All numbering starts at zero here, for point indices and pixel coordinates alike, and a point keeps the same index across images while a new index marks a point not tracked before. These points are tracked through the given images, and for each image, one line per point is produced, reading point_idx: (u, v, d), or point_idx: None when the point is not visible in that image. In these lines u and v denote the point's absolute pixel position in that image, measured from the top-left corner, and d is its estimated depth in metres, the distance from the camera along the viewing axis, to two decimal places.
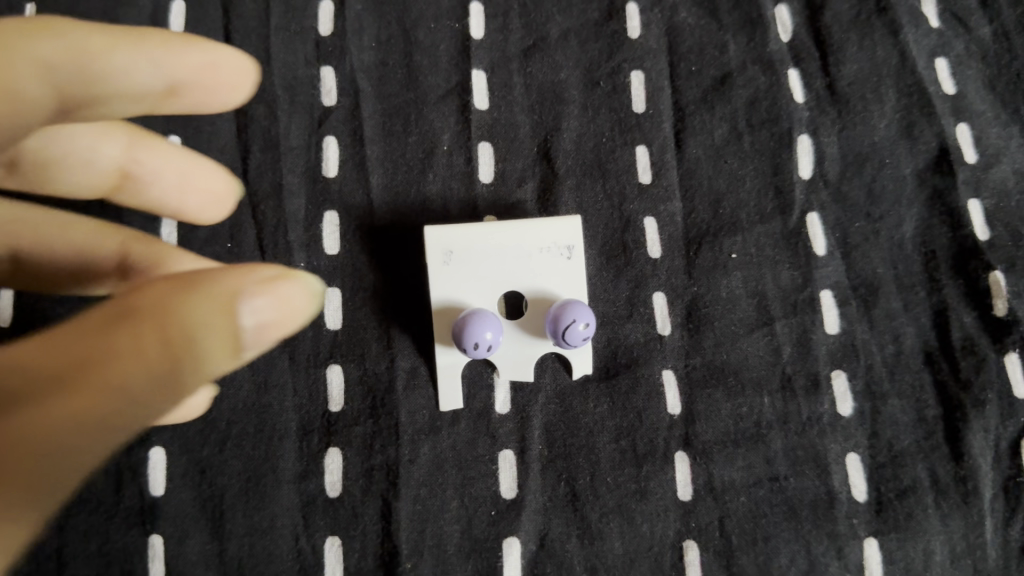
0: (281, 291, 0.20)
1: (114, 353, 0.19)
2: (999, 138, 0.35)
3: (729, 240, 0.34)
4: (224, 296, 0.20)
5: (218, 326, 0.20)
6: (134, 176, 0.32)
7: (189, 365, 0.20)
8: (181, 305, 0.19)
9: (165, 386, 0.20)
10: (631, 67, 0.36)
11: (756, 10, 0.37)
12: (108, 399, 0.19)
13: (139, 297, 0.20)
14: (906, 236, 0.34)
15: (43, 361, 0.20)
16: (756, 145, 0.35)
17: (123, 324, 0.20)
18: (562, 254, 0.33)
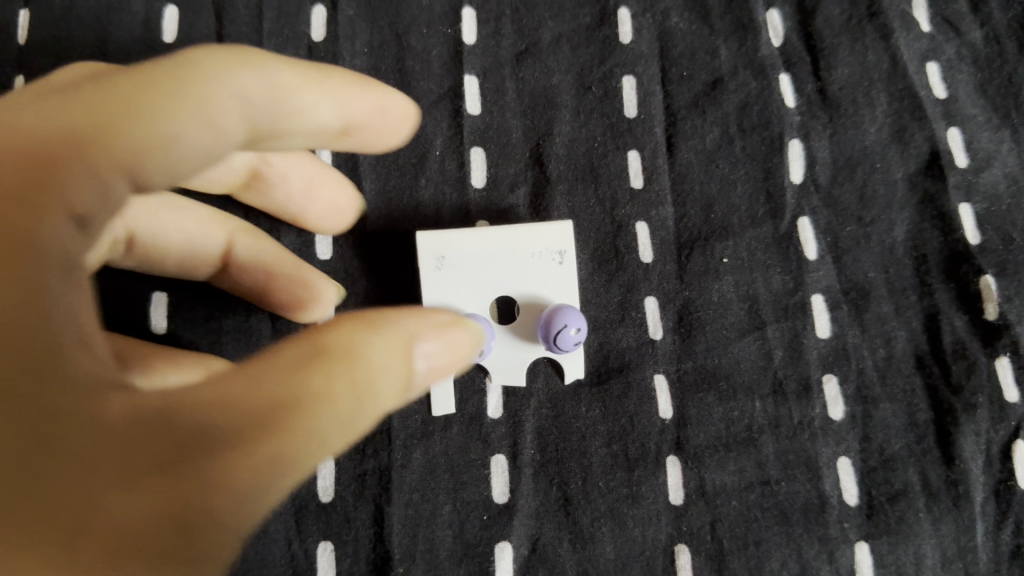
0: (456, 335, 0.24)
1: (310, 386, 0.20)
2: (990, 143, 0.35)
3: (720, 244, 0.34)
4: (406, 337, 0.22)
5: (399, 363, 0.22)
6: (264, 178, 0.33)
7: (370, 401, 0.21)
8: (366, 347, 0.21)
9: (346, 421, 0.21)
10: (623, 72, 0.36)
11: (747, 15, 0.37)
12: (307, 442, 0.20)
13: (324, 337, 0.21)
14: (897, 240, 0.34)
15: (221, 417, 0.20)
16: (748, 150, 0.35)
17: (316, 360, 0.20)
18: (554, 259, 0.33)
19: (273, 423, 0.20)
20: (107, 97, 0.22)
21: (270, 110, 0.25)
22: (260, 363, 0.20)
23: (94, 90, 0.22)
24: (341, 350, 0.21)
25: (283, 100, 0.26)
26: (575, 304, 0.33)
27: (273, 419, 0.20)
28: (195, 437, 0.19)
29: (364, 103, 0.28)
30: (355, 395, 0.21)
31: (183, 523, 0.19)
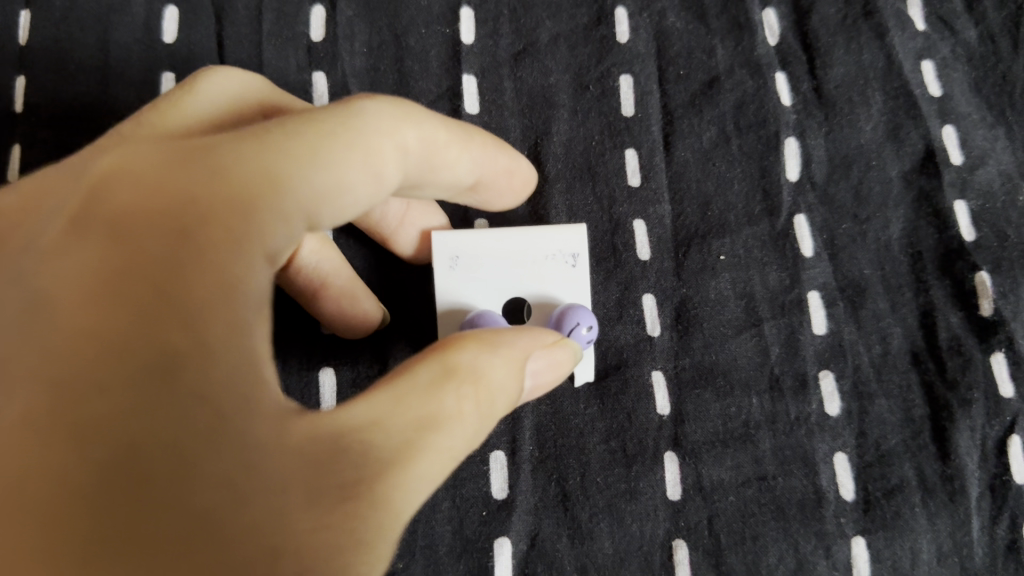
0: (559, 354, 0.26)
1: (449, 406, 0.22)
2: (985, 141, 0.36)
3: (717, 242, 0.34)
4: (520, 355, 0.25)
5: (514, 380, 0.24)
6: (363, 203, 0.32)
7: (489, 416, 0.23)
8: (490, 365, 0.23)
9: (474, 436, 0.23)
10: (620, 71, 0.37)
11: (743, 14, 0.37)
12: (445, 455, 0.22)
13: (454, 358, 0.23)
14: (893, 237, 0.34)
15: (381, 439, 0.22)
16: (744, 148, 0.35)
17: (450, 381, 0.23)
18: (567, 262, 0.33)
19: (419, 440, 0.22)
20: (285, 145, 0.24)
21: (422, 165, 0.28)
22: (402, 383, 0.22)
23: (258, 137, 0.24)
24: (468, 371, 0.23)
25: (432, 150, 0.28)
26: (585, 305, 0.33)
27: (420, 437, 0.22)
28: (360, 455, 0.21)
29: (497, 166, 0.31)
30: (481, 412, 0.23)
31: (352, 540, 0.21)
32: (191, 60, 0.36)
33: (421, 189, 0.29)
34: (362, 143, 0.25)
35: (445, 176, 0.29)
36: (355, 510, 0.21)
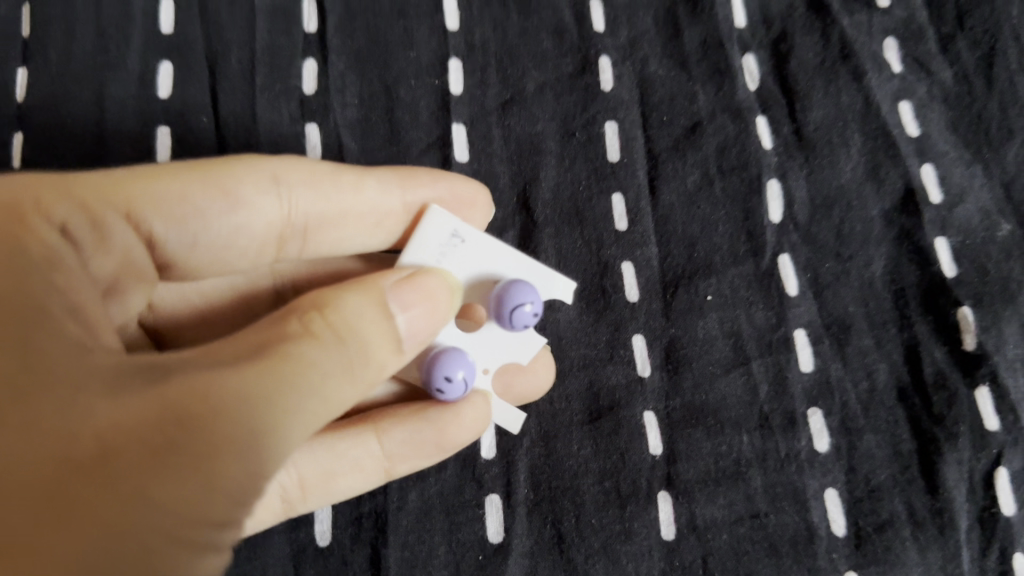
0: (425, 283, 0.28)
1: (290, 327, 0.25)
2: (963, 178, 0.36)
3: (704, 282, 0.35)
4: (378, 290, 0.27)
5: (384, 321, 0.27)
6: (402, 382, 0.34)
7: (352, 344, 0.26)
8: (339, 295, 0.26)
9: (331, 353, 0.25)
10: (605, 118, 0.38)
11: (724, 61, 0.38)
12: (301, 370, 0.25)
13: (301, 299, 0.26)
14: (876, 274, 0.35)
15: (219, 356, 0.24)
16: (727, 191, 0.36)
17: (288, 315, 0.26)
18: (453, 243, 0.31)
19: (261, 355, 0.24)
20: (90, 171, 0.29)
21: (298, 171, 0.32)
22: (248, 328, 0.26)
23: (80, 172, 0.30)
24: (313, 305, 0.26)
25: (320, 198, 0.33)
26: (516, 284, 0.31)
27: (258, 351, 0.25)
28: (189, 366, 0.24)
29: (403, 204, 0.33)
30: (338, 342, 0.25)
31: (189, 422, 0.23)
32: (185, 114, 0.37)
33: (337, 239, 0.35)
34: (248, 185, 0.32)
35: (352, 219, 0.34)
36: (190, 406, 0.23)
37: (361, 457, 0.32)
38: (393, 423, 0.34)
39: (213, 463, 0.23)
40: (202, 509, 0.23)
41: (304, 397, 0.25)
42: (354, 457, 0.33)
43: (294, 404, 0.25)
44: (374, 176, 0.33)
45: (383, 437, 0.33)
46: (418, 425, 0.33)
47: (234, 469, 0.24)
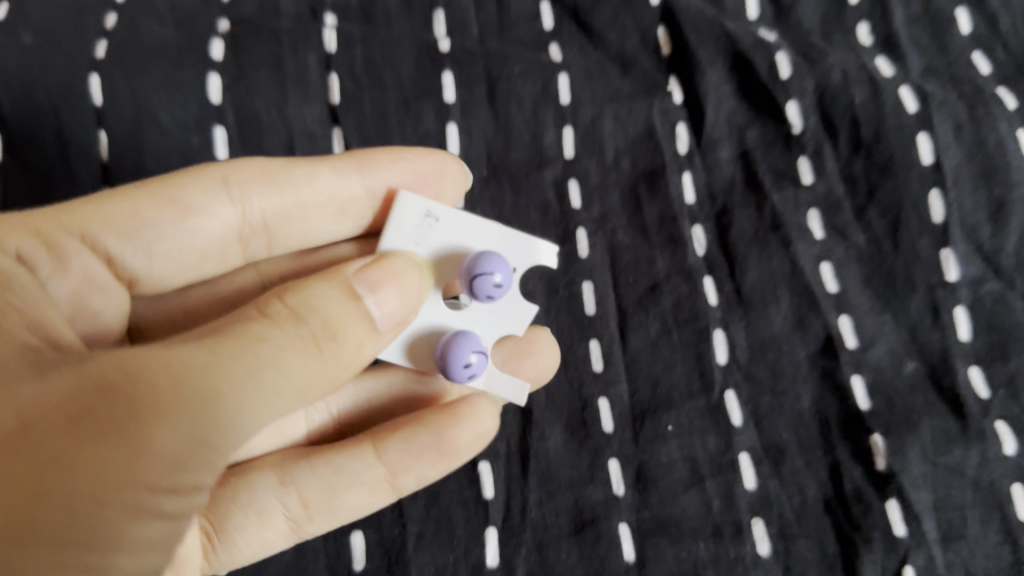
0: (390, 264, 0.36)
1: (255, 315, 0.33)
2: (875, 325, 0.44)
3: (665, 415, 0.43)
4: (345, 280, 0.35)
5: (346, 305, 0.34)
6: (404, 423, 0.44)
7: (315, 321, 0.33)
8: (305, 286, 0.34)
9: (294, 328, 0.32)
10: (582, 278, 0.46)
11: (677, 231, 0.47)
12: (253, 345, 0.31)
13: (268, 297, 0.34)
14: (804, 406, 0.43)
15: (190, 341, 0.31)
16: (682, 338, 0.44)
17: (255, 310, 0.33)
18: (428, 221, 0.41)
19: (234, 335, 0.31)
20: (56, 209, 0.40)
21: (256, 179, 0.43)
22: (223, 321, 0.33)
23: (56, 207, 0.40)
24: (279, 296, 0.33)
25: (264, 191, 0.43)
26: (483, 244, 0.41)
27: (225, 333, 0.32)
28: (160, 346, 0.30)
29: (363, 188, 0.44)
30: (299, 319, 0.32)
31: (156, 383, 0.29)
32: None
33: (305, 219, 0.46)
34: (199, 192, 0.42)
35: (309, 205, 0.45)
36: (156, 373, 0.29)
37: (364, 474, 0.42)
38: (387, 435, 0.44)
39: (140, 431, 0.28)
40: (133, 473, 0.28)
41: (271, 362, 0.31)
42: (357, 474, 0.43)
43: (260, 366, 0.31)
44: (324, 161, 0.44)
45: (380, 453, 0.43)
46: (411, 435, 0.43)
47: (165, 432, 0.29)
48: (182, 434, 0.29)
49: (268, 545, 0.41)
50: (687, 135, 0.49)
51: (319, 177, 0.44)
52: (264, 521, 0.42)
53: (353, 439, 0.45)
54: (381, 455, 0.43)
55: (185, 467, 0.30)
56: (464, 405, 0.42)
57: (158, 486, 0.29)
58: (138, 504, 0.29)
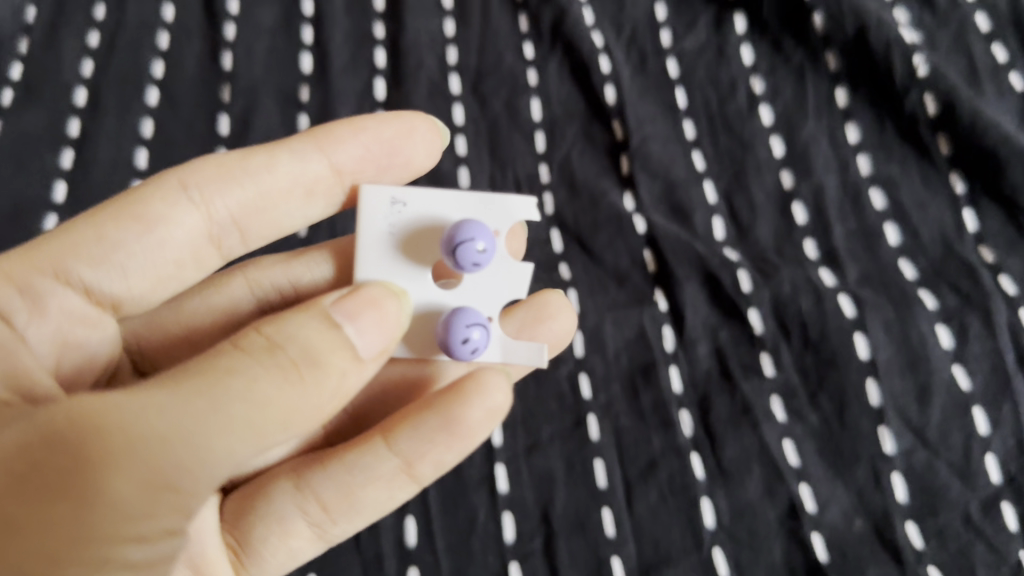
0: (363, 294, 0.45)
1: (233, 354, 0.40)
2: (829, 491, 0.55)
3: (666, 570, 0.53)
4: (325, 313, 0.43)
5: (326, 332, 0.42)
6: (408, 418, 0.52)
7: (289, 351, 0.40)
8: (283, 325, 0.42)
9: (264, 362, 0.40)
10: (594, 455, 0.57)
11: (668, 414, 0.58)
12: (227, 381, 0.38)
13: (249, 332, 0.41)
14: (777, 559, 0.53)
15: (165, 385, 0.38)
16: (676, 504, 0.55)
17: (233, 347, 0.40)
18: (392, 204, 0.53)
19: (208, 374, 0.39)
20: (29, 256, 0.51)
21: (212, 185, 0.55)
22: (206, 358, 0.40)
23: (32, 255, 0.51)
24: (257, 330, 0.41)
25: (224, 187, 0.55)
26: (446, 216, 0.53)
27: (200, 374, 0.39)
28: (134, 394, 0.37)
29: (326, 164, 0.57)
30: (275, 352, 0.40)
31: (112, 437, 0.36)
32: None
33: (280, 207, 0.58)
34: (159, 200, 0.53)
35: (277, 191, 0.57)
36: (116, 427, 0.36)
37: (380, 468, 0.52)
38: (395, 430, 0.52)
39: (97, 483, 0.35)
40: (91, 522, 0.35)
41: (239, 395, 0.38)
42: (371, 469, 0.52)
43: (226, 401, 0.38)
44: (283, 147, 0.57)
45: (392, 446, 0.52)
46: (421, 422, 0.52)
47: (121, 485, 0.36)
48: (139, 481, 0.36)
49: (297, 549, 0.52)
50: (672, 335, 0.61)
51: (280, 159, 0.56)
52: (288, 530, 0.52)
53: (366, 437, 0.53)
54: (392, 445, 0.52)
55: (148, 515, 0.37)
56: (472, 382, 0.51)
57: (126, 535, 0.37)
58: (106, 555, 0.36)
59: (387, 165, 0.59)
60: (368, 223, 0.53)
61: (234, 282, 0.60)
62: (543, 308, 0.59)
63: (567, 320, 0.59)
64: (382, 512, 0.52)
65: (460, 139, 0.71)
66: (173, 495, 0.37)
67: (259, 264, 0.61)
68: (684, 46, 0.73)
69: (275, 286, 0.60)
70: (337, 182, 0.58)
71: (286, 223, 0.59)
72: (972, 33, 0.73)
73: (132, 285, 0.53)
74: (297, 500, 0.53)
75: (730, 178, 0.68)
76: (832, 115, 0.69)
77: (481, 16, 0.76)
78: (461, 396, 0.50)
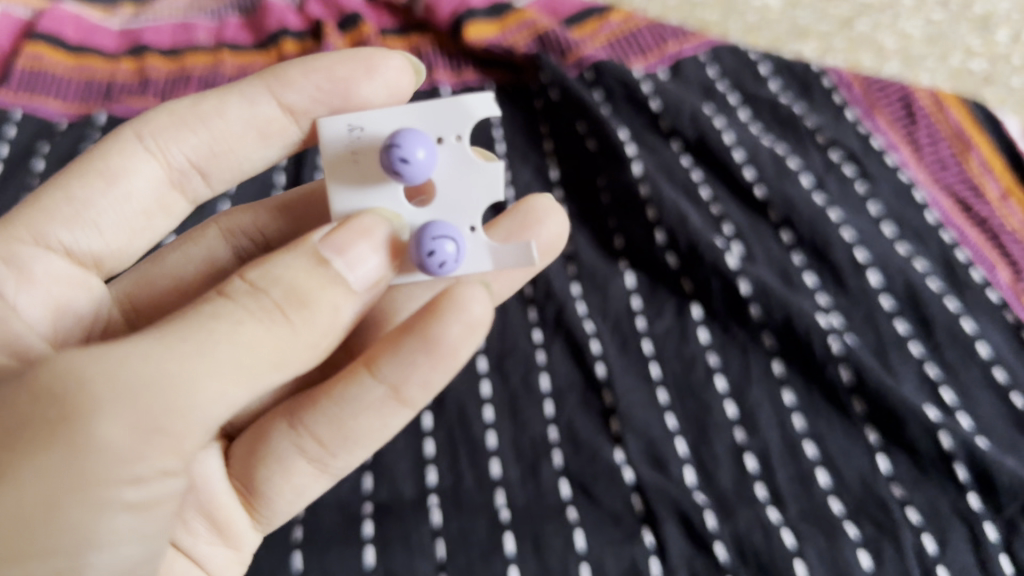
0: (352, 224, 0.62)
1: (230, 304, 0.58)
2: None
3: None
4: (312, 250, 0.60)
5: (312, 270, 0.59)
6: (394, 346, 0.66)
7: (276, 292, 0.58)
8: (271, 270, 0.59)
9: (260, 311, 0.58)
10: None
11: None
12: (232, 326, 0.57)
13: (242, 278, 0.59)
14: None
15: (179, 331, 0.56)
16: None
17: (228, 297, 0.58)
18: (352, 129, 0.69)
19: (214, 325, 0.56)
20: (33, 221, 0.77)
21: (170, 137, 0.80)
22: (210, 306, 0.58)
23: (32, 220, 0.77)
24: (243, 276, 0.59)
25: (179, 132, 0.80)
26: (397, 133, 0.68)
27: (209, 322, 0.56)
28: (154, 340, 0.55)
29: (273, 101, 0.79)
30: (269, 295, 0.58)
31: (130, 377, 0.53)
32: None
33: (238, 145, 0.82)
34: (122, 151, 0.80)
35: (228, 131, 0.81)
36: (136, 370, 0.53)
37: (368, 393, 0.69)
38: (379, 358, 0.67)
39: (107, 417, 0.52)
40: (102, 455, 0.52)
41: (239, 338, 0.56)
42: (361, 395, 0.69)
43: (228, 345, 0.56)
44: (236, 90, 0.79)
45: (376, 374, 0.68)
46: (403, 341, 0.66)
47: (124, 425, 0.52)
48: (147, 418, 0.53)
49: (301, 488, 0.77)
50: (657, 565, 0.80)
51: (231, 102, 0.80)
52: (292, 473, 0.76)
53: (358, 366, 0.69)
54: (376, 375, 0.68)
55: (139, 458, 0.54)
56: (448, 302, 0.63)
57: (120, 479, 0.53)
58: (110, 487, 0.53)
59: (338, 104, 0.77)
60: (340, 153, 0.69)
61: (212, 236, 0.88)
62: (527, 219, 0.87)
63: (552, 228, 0.88)
64: (374, 438, 0.72)
65: (487, 407, 0.91)
66: (171, 429, 0.54)
67: (228, 220, 0.90)
68: (655, 329, 0.96)
69: (246, 236, 0.89)
70: (286, 115, 0.80)
71: (246, 162, 0.84)
72: (879, 313, 0.95)
73: (106, 238, 0.81)
74: (293, 436, 0.75)
75: (696, 433, 0.88)
76: (770, 382, 0.90)
77: (500, 312, 0.99)
78: (438, 316, 0.64)
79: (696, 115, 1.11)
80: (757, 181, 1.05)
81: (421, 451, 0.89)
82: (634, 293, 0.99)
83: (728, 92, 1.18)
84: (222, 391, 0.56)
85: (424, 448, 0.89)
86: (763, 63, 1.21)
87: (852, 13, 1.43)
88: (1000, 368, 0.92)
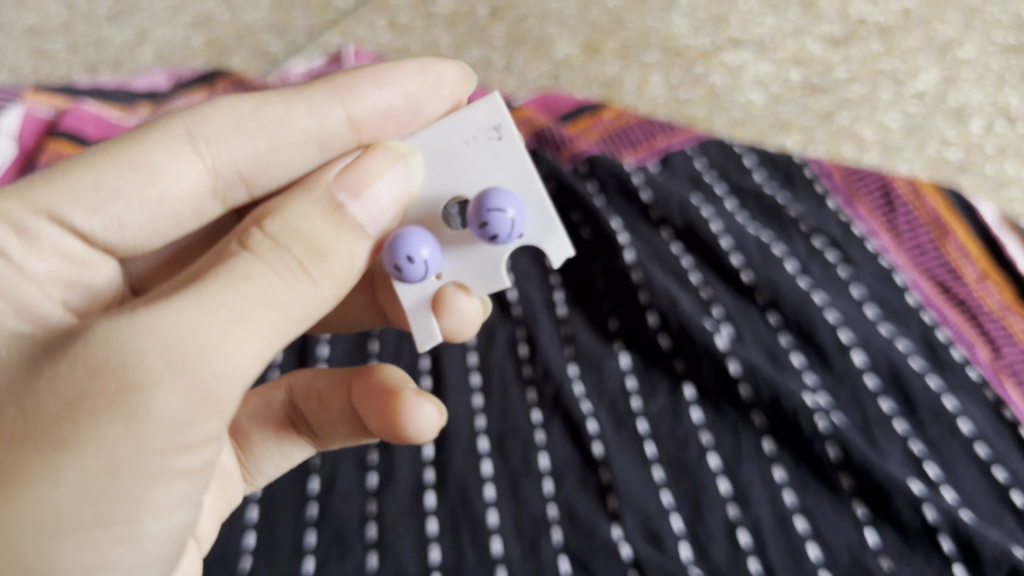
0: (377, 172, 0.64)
1: (256, 262, 0.58)
2: None
3: None
4: (326, 194, 0.62)
5: (327, 215, 0.60)
6: (369, 390, 0.81)
7: (298, 250, 0.59)
8: (287, 223, 0.60)
9: (284, 273, 0.58)
10: None
11: None
12: (263, 287, 0.58)
13: (260, 232, 0.60)
14: None
15: (217, 295, 0.56)
16: None
17: (252, 252, 0.59)
18: (492, 132, 0.68)
19: (248, 287, 0.57)
20: (51, 197, 0.69)
21: (221, 144, 0.74)
22: (236, 263, 0.58)
23: (55, 194, 0.69)
24: (262, 229, 0.60)
25: (232, 135, 0.75)
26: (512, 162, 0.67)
27: (241, 282, 0.57)
28: (196, 304, 0.56)
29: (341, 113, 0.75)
30: (293, 250, 0.59)
31: (182, 348, 0.54)
32: None
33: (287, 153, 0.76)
34: (169, 147, 0.72)
35: (288, 142, 0.75)
36: (184, 339, 0.54)
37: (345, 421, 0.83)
38: (361, 389, 0.81)
39: (161, 389, 0.54)
40: (161, 426, 0.54)
41: (269, 300, 0.58)
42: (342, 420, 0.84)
43: (262, 308, 0.57)
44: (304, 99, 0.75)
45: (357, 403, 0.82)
46: (374, 392, 0.80)
47: (178, 396, 0.54)
48: (199, 387, 0.55)
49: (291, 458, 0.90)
50: None
51: (297, 112, 0.75)
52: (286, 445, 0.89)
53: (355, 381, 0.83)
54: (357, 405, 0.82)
55: (193, 426, 0.56)
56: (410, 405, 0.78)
57: (174, 447, 0.56)
58: (167, 455, 0.56)
59: (406, 120, 0.74)
60: (467, 124, 0.68)
61: None
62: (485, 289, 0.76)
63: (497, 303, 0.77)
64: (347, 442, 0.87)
65: (488, 486, 0.94)
66: (219, 398, 0.57)
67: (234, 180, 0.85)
68: (650, 409, 1.00)
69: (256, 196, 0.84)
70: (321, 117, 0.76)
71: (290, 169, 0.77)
72: (864, 392, 0.99)
73: (125, 234, 0.73)
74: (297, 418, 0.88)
75: (690, 510, 0.91)
76: (761, 459, 0.94)
77: (500, 393, 1.03)
78: (400, 431, 0.78)
79: (684, 205, 1.17)
80: (744, 267, 1.10)
81: (424, 531, 0.91)
82: (629, 374, 1.03)
83: (715, 183, 1.25)
84: (254, 356, 0.58)
85: (427, 528, 0.92)
86: (748, 156, 1.28)
87: (833, 107, 1.51)
88: (982, 443, 0.95)
